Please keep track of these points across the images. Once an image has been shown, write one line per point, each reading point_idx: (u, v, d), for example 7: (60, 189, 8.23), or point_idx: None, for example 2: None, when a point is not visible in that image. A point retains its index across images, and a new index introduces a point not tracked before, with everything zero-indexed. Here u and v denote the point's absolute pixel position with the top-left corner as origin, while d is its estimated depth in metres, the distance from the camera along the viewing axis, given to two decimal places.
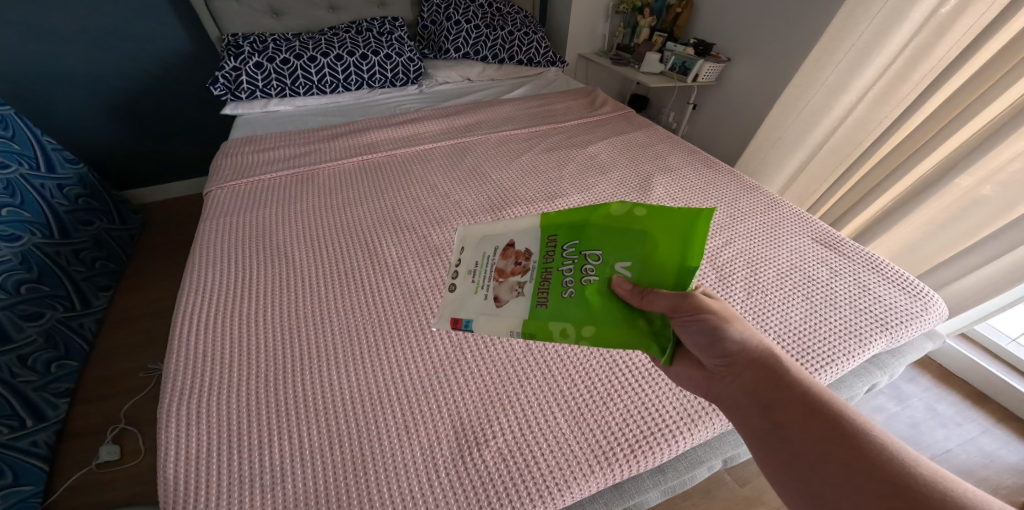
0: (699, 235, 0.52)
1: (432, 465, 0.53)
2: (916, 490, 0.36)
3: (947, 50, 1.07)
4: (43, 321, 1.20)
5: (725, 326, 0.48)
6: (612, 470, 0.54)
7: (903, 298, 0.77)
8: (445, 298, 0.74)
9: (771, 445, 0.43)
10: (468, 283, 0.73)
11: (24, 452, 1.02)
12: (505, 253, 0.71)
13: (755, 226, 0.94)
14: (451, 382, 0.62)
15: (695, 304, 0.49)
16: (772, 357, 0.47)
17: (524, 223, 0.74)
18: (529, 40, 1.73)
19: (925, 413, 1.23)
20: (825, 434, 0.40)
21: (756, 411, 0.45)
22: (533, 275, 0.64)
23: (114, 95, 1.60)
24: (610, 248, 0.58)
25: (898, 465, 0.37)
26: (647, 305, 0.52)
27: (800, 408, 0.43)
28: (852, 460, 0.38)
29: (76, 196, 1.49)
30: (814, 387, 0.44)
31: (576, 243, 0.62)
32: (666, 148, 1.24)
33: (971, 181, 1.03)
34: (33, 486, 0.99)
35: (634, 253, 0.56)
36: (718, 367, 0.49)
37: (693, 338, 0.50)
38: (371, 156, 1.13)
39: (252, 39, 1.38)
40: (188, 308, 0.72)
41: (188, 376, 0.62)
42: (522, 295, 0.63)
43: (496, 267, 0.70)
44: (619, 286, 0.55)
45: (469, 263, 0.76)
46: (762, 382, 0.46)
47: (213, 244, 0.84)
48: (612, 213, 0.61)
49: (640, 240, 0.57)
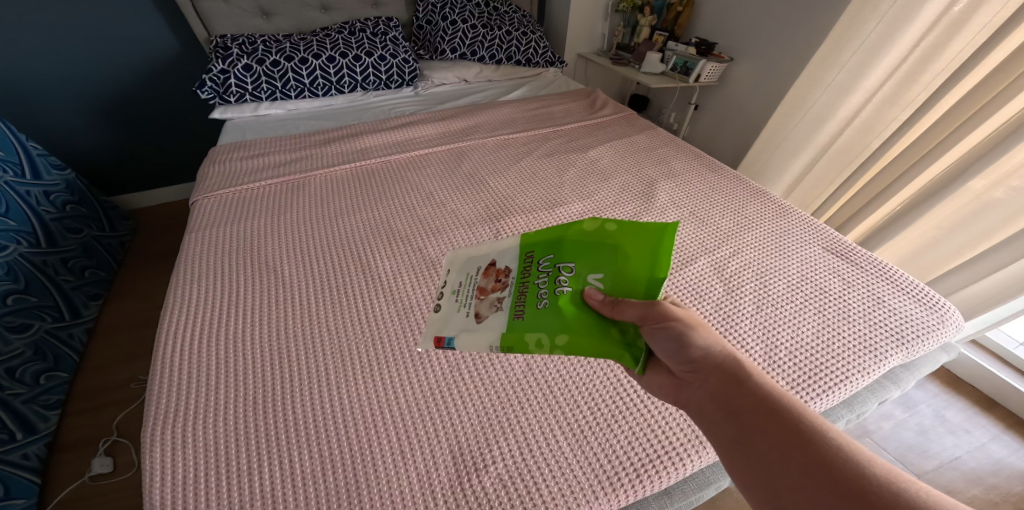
0: (666, 247, 0.52)
1: (429, 493, 0.50)
2: (874, 491, 0.34)
3: (961, 49, 1.04)
4: (31, 332, 1.17)
5: (691, 332, 0.45)
6: (618, 495, 0.51)
7: (918, 311, 0.74)
8: (429, 317, 0.71)
9: (737, 455, 0.40)
10: (451, 302, 0.71)
11: (14, 466, 0.98)
12: (487, 271, 0.71)
13: (762, 235, 0.91)
14: (447, 403, 0.59)
15: (662, 311, 0.47)
16: (735, 362, 0.45)
17: (505, 243, 0.74)
18: (528, 40, 1.69)
19: (934, 420, 1.21)
20: (785, 435, 0.38)
21: (720, 417, 0.42)
22: (512, 290, 0.64)
23: (102, 98, 1.56)
24: (583, 261, 0.58)
25: (855, 468, 0.35)
26: (619, 314, 0.50)
27: (763, 412, 0.40)
28: (812, 463, 0.36)
29: (63, 203, 1.45)
30: (776, 390, 0.42)
31: (551, 257, 0.63)
32: (668, 152, 1.21)
33: (984, 184, 1.01)
34: (24, 499, 0.96)
35: (606, 267, 0.55)
36: (685, 373, 0.46)
37: (661, 347, 0.46)
38: (364, 163, 1.10)
39: (241, 40, 1.35)
40: (171, 325, 0.68)
41: (172, 397, 0.59)
42: (500, 310, 0.62)
43: (478, 285, 0.70)
44: (591, 296, 0.53)
45: (453, 283, 0.75)
46: (729, 386, 0.43)
47: (201, 255, 0.81)
48: (584, 229, 0.62)
49: (612, 254, 0.56)
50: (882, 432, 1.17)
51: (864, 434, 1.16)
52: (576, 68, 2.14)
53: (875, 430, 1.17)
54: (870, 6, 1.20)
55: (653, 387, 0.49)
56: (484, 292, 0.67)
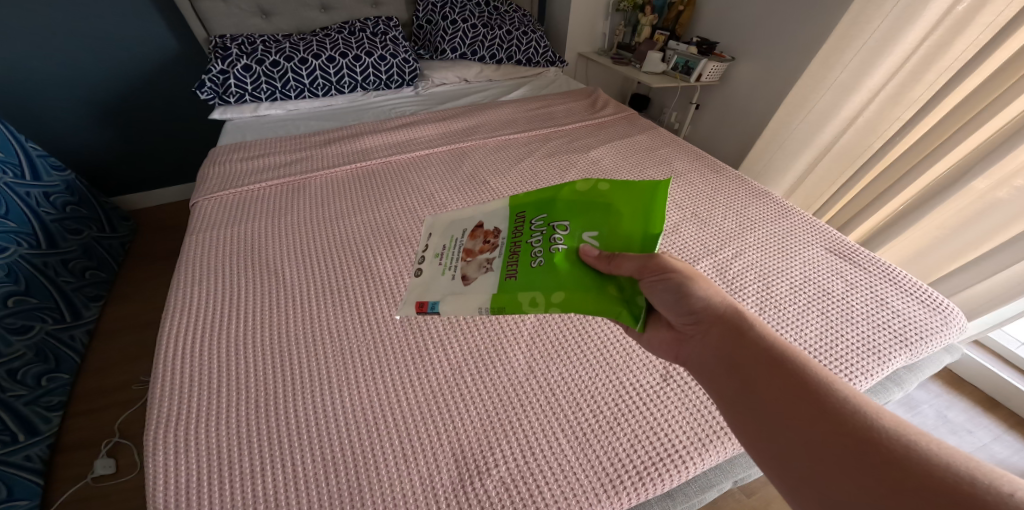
0: (659, 203, 0.54)
1: (432, 497, 0.50)
2: (876, 438, 0.35)
3: (964, 49, 1.03)
4: (32, 334, 1.16)
5: (691, 284, 0.47)
6: (620, 498, 0.51)
7: (922, 313, 0.74)
8: (411, 281, 0.77)
9: (741, 407, 0.41)
10: (435, 265, 0.77)
11: (16, 467, 0.98)
12: (473, 234, 0.76)
13: (765, 236, 0.90)
14: (449, 406, 0.59)
15: (661, 263, 0.47)
16: (738, 313, 0.46)
17: (490, 208, 0.80)
18: (528, 40, 1.69)
19: (936, 420, 1.20)
20: (788, 385, 0.39)
21: (722, 370, 0.43)
22: (503, 251, 0.67)
23: (102, 99, 1.56)
24: (578, 221, 0.60)
25: (858, 415, 0.36)
26: (616, 268, 0.51)
27: (767, 363, 0.41)
28: (814, 411, 0.37)
29: (63, 204, 1.44)
30: (778, 342, 0.43)
31: (544, 217, 0.66)
32: (670, 152, 1.20)
33: (986, 184, 1.01)
34: (27, 500, 0.96)
35: (601, 225, 0.58)
36: (686, 325, 0.47)
37: (660, 299, 0.48)
38: (365, 163, 1.10)
39: (240, 40, 1.34)
40: (172, 328, 0.68)
41: (174, 401, 0.59)
42: (489, 270, 0.66)
43: (464, 247, 0.75)
44: (586, 253, 0.54)
45: (437, 247, 0.81)
46: (732, 338, 0.44)
47: (201, 257, 0.81)
48: (577, 190, 0.66)
49: (606, 213, 0.59)
50: None
51: None
52: (576, 67, 2.13)
53: None
54: (872, 6, 1.19)
55: (654, 343, 0.51)
56: (472, 252, 0.72)
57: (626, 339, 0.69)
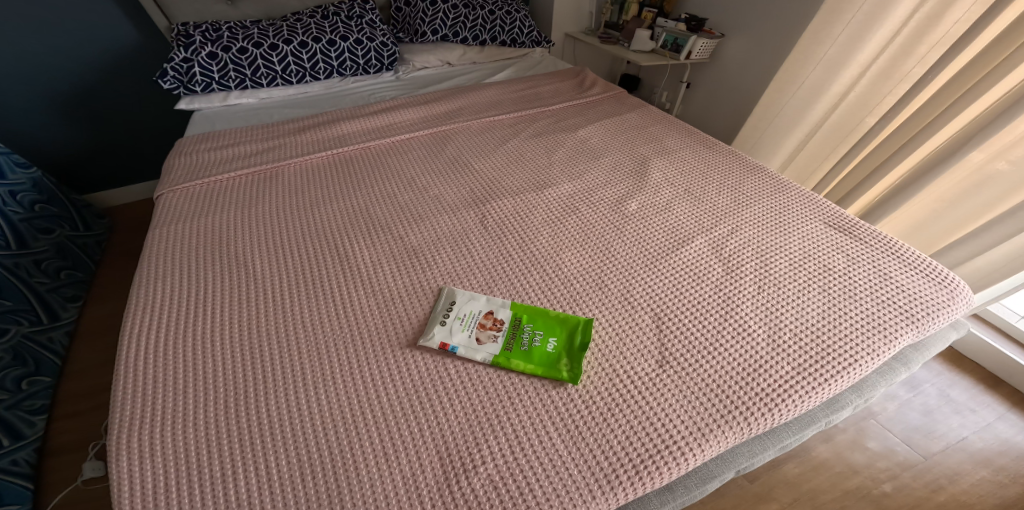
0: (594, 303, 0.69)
1: (415, 497, 0.46)
2: None
3: (955, 22, 1.00)
4: (9, 337, 1.11)
5: None
6: (614, 493, 0.47)
7: (928, 287, 0.71)
8: (433, 325, 0.64)
9: None
10: (459, 324, 0.64)
11: (5, 473, 0.94)
12: (495, 309, 0.67)
13: (761, 211, 0.87)
14: (433, 400, 0.55)
15: None
16: None
17: None
18: (511, 20, 1.63)
19: (938, 400, 1.19)
20: None
21: None
22: (507, 332, 0.64)
23: (64, 94, 1.49)
24: (550, 322, 0.65)
25: None
26: None
27: None
28: None
29: (31, 203, 1.37)
30: None
31: (536, 319, 0.66)
32: (661, 130, 1.16)
33: (983, 157, 0.98)
34: (19, 506, 0.92)
35: (563, 324, 0.65)
36: None
37: None
38: (342, 150, 1.04)
39: (204, 27, 1.26)
40: (136, 329, 0.63)
41: (140, 405, 0.54)
42: (496, 345, 0.63)
43: (486, 318, 0.66)
44: None
45: (461, 304, 0.67)
46: None
47: (168, 253, 0.76)
48: (559, 289, 0.71)
49: (570, 313, 0.67)
50: (887, 413, 1.14)
51: (869, 416, 1.14)
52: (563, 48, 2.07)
53: (880, 411, 1.15)
54: None
55: None
56: (485, 327, 0.65)
57: (617, 323, 0.65)
